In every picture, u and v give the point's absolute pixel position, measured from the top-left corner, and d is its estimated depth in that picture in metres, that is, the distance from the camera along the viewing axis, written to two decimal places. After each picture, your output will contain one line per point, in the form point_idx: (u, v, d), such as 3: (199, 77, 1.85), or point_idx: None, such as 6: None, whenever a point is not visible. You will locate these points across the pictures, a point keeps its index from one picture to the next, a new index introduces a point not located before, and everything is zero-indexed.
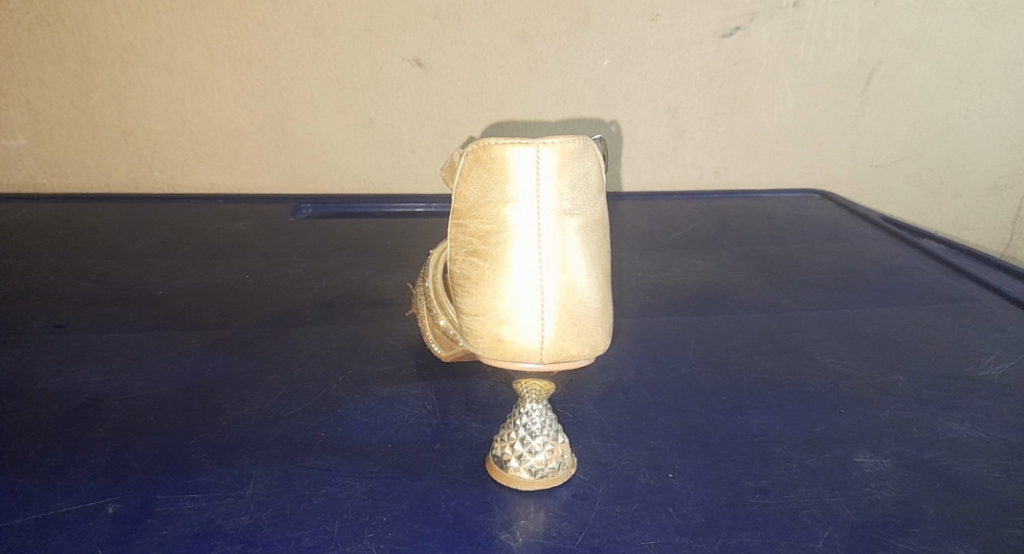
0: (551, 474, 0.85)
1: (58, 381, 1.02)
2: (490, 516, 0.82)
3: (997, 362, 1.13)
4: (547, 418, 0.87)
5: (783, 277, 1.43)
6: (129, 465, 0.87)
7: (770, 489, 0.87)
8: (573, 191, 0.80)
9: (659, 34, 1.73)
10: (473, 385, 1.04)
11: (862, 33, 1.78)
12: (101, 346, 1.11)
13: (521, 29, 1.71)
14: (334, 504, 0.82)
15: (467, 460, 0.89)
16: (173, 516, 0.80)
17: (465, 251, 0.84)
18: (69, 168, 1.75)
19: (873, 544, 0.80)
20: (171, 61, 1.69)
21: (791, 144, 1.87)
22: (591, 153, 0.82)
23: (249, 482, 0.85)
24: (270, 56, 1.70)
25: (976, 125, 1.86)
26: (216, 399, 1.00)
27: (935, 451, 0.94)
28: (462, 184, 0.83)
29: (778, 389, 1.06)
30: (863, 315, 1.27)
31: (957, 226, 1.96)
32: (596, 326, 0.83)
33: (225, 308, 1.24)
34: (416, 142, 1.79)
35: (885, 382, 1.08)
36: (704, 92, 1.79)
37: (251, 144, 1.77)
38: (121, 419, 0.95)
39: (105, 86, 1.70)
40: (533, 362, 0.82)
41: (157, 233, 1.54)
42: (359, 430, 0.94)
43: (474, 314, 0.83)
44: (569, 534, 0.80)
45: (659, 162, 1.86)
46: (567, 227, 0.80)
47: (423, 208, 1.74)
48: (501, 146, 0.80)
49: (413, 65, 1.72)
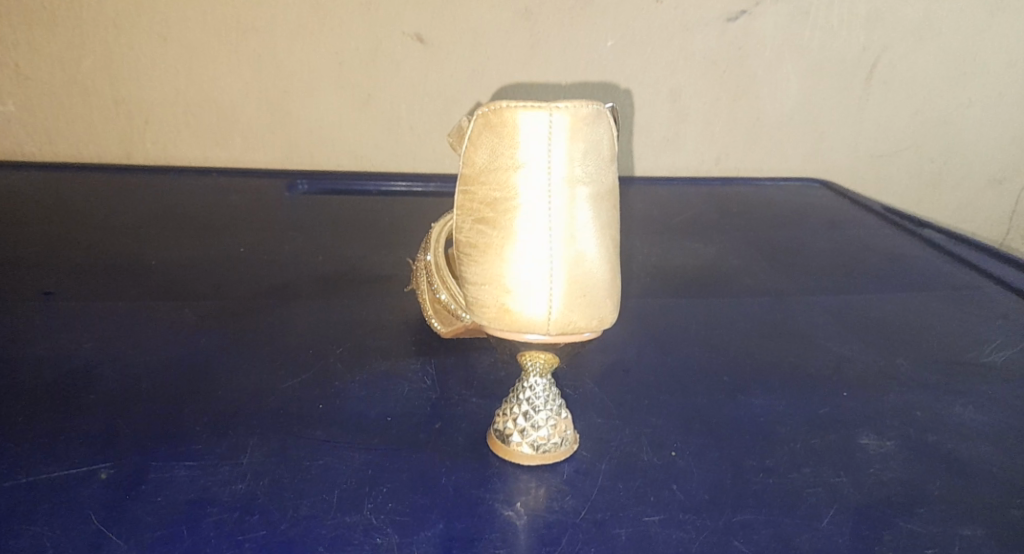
0: (553, 450, 0.84)
1: (49, 347, 1.00)
2: (491, 489, 0.80)
3: (999, 348, 1.12)
4: (550, 393, 0.85)
5: (784, 263, 1.42)
6: (122, 432, 0.85)
7: (774, 468, 0.86)
8: (585, 158, 0.78)
9: (664, 16, 1.72)
10: (473, 361, 1.02)
11: (867, 21, 1.76)
12: (93, 313, 1.09)
13: (524, 8, 1.69)
14: (333, 475, 0.80)
15: (467, 434, 0.88)
16: (168, 483, 0.78)
17: (472, 218, 0.82)
18: (59, 137, 1.72)
19: (880, 524, 0.79)
20: (167, 30, 1.66)
21: (793, 132, 1.86)
22: (605, 120, 0.80)
23: (246, 451, 0.83)
24: (269, 27, 1.67)
25: (977, 117, 1.86)
26: (211, 369, 0.97)
27: (939, 434, 0.93)
28: (471, 149, 0.81)
29: (781, 371, 1.05)
30: (866, 302, 1.26)
31: (955, 219, 1.95)
32: (605, 299, 0.81)
33: (220, 281, 1.22)
34: (415, 120, 1.77)
35: (889, 366, 1.07)
36: (708, 77, 1.78)
37: (247, 117, 1.74)
38: (114, 386, 0.93)
39: (98, 53, 1.67)
40: (540, 333, 0.80)
41: (150, 204, 1.52)
42: (358, 403, 0.92)
43: (480, 283, 0.82)
44: (571, 509, 0.78)
45: (660, 147, 1.84)
46: (578, 196, 0.78)
47: (420, 187, 1.72)
48: (513, 110, 0.77)
49: (413, 41, 1.70)
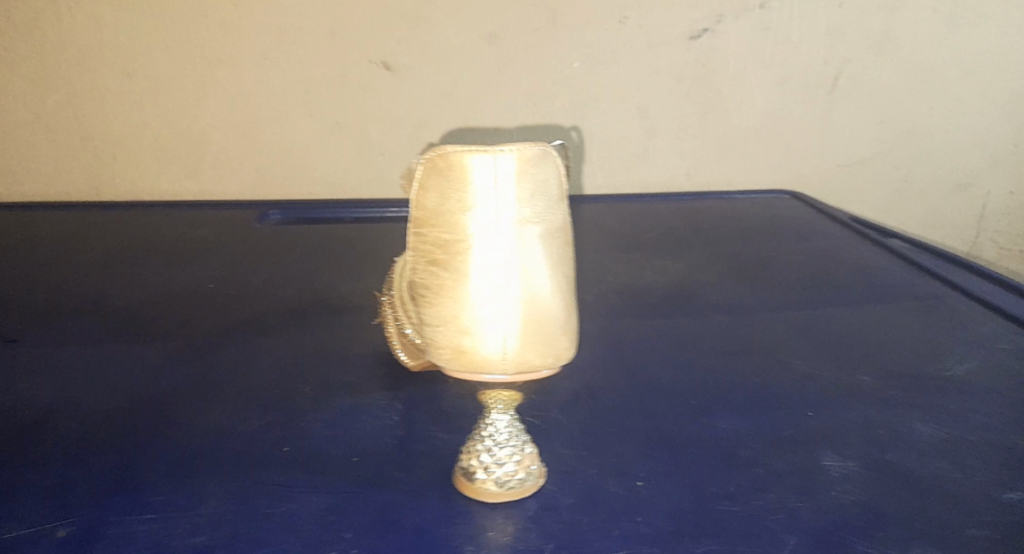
0: (518, 485, 0.84)
1: (12, 397, 0.99)
2: (455, 529, 0.81)
3: (963, 361, 1.13)
4: (514, 428, 0.86)
5: (753, 278, 1.43)
6: (83, 485, 0.85)
7: (736, 494, 0.86)
8: (534, 198, 0.79)
9: (628, 35, 1.73)
10: (439, 394, 1.02)
11: (829, 33, 1.78)
12: (57, 359, 1.09)
13: (488, 32, 1.70)
14: (295, 520, 0.80)
15: (431, 471, 0.88)
16: (125, 538, 0.78)
17: (425, 260, 0.82)
18: (28, 175, 1.71)
19: (838, 549, 0.79)
20: (132, 65, 1.66)
21: (761, 144, 1.88)
22: (552, 159, 0.81)
23: (206, 500, 0.83)
24: (234, 59, 1.67)
25: (942, 124, 1.87)
26: (176, 413, 0.97)
27: (900, 453, 0.94)
28: (421, 192, 0.81)
29: (747, 391, 1.06)
30: (833, 316, 1.27)
31: (926, 224, 1.96)
32: (560, 335, 0.82)
33: (187, 318, 1.22)
34: (385, 145, 1.77)
35: (853, 383, 1.08)
36: (674, 93, 1.79)
37: (216, 148, 1.74)
38: (76, 435, 0.93)
39: (64, 91, 1.67)
40: (496, 372, 0.80)
41: (119, 241, 1.51)
42: (322, 443, 0.92)
43: (436, 324, 0.82)
44: (535, 547, 0.79)
45: (631, 164, 1.85)
46: (528, 235, 0.79)
47: (392, 212, 1.72)
48: (460, 153, 0.78)
49: (379, 68, 1.70)
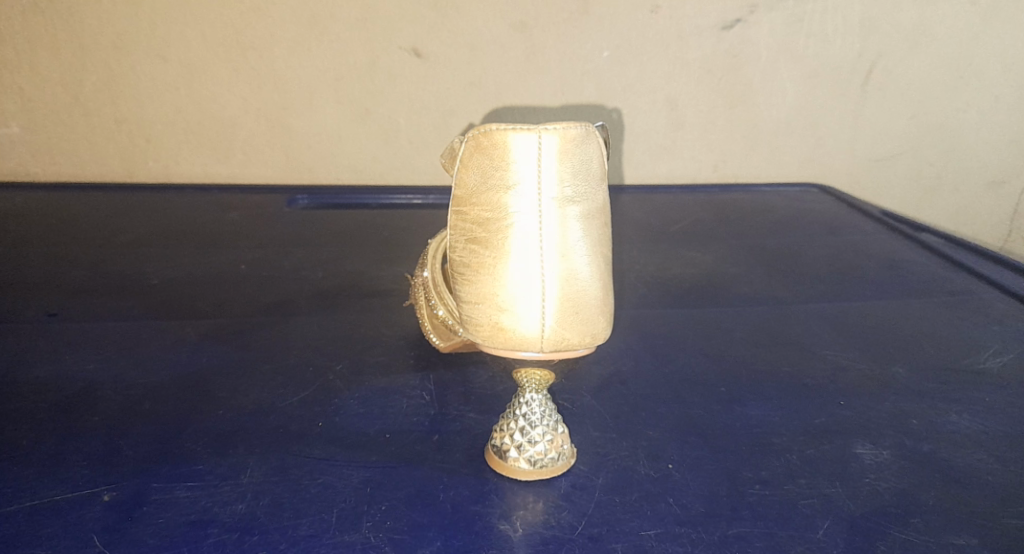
0: (549, 465, 0.85)
1: (52, 369, 1.01)
2: (488, 505, 0.81)
3: (996, 354, 1.12)
4: (546, 408, 0.86)
5: (782, 270, 1.43)
6: (125, 454, 0.86)
7: (769, 479, 0.86)
8: (575, 178, 0.80)
9: (659, 25, 1.73)
10: (471, 375, 1.03)
11: (861, 27, 1.77)
12: (96, 335, 1.10)
13: (520, 20, 1.70)
14: (331, 493, 0.81)
15: (465, 450, 0.89)
16: (168, 505, 0.79)
17: (465, 238, 0.83)
18: (61, 156, 1.73)
19: (874, 535, 0.79)
20: (166, 49, 1.68)
21: (791, 136, 1.87)
22: (594, 140, 0.81)
23: (246, 470, 0.84)
24: (267, 45, 1.69)
25: (974, 120, 1.86)
26: (212, 388, 0.98)
27: (934, 443, 0.93)
28: (462, 170, 0.82)
29: (778, 380, 1.06)
30: (863, 308, 1.27)
31: (954, 221, 1.95)
32: (597, 315, 0.82)
33: (221, 298, 1.23)
34: (413, 132, 1.78)
35: (884, 374, 1.07)
36: (704, 84, 1.79)
37: (247, 133, 1.75)
38: (116, 407, 0.94)
39: (98, 74, 1.68)
40: (534, 351, 0.81)
41: (152, 222, 1.53)
42: (357, 420, 0.93)
43: (474, 302, 0.83)
44: (568, 524, 0.79)
45: (659, 155, 1.85)
46: (569, 215, 0.80)
47: (420, 199, 1.73)
48: (503, 132, 0.79)
49: (410, 54, 1.71)
